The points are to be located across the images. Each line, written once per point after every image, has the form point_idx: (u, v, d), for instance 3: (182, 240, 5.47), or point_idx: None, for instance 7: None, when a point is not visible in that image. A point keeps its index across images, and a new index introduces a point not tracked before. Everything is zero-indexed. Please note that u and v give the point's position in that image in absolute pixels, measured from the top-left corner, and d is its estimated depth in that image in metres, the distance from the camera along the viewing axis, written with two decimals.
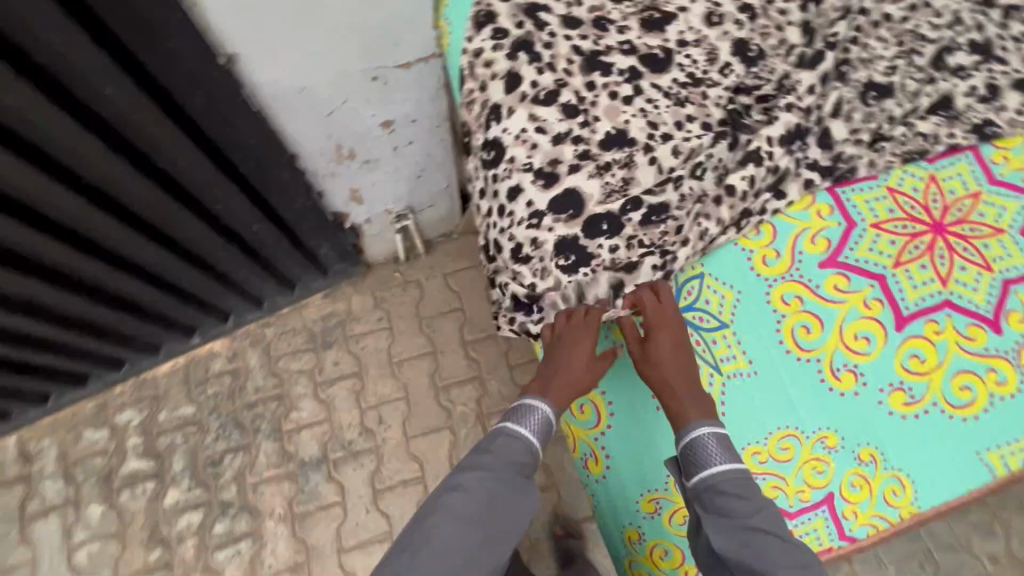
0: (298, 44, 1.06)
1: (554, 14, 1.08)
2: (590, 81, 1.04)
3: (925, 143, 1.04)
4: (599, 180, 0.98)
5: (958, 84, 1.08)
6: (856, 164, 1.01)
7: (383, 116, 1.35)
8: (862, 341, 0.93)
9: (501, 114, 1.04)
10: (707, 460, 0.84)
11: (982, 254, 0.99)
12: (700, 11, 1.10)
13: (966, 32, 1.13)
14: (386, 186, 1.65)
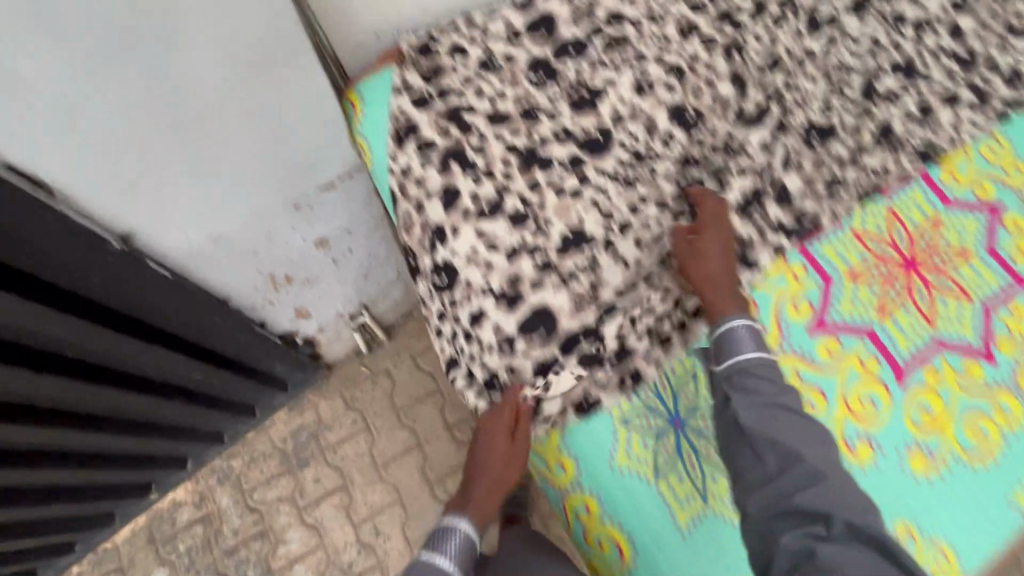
0: (204, 197, 0.94)
1: (480, 113, 1.01)
2: (534, 181, 0.97)
3: (877, 179, 1.02)
4: (566, 291, 0.91)
5: (892, 110, 1.08)
6: (814, 217, 0.99)
7: (315, 236, 1.24)
8: (868, 406, 0.89)
9: (446, 234, 0.95)
10: (738, 348, 0.84)
11: (957, 282, 0.97)
12: (628, 82, 1.05)
13: (886, 54, 1.13)
14: (333, 294, 1.53)
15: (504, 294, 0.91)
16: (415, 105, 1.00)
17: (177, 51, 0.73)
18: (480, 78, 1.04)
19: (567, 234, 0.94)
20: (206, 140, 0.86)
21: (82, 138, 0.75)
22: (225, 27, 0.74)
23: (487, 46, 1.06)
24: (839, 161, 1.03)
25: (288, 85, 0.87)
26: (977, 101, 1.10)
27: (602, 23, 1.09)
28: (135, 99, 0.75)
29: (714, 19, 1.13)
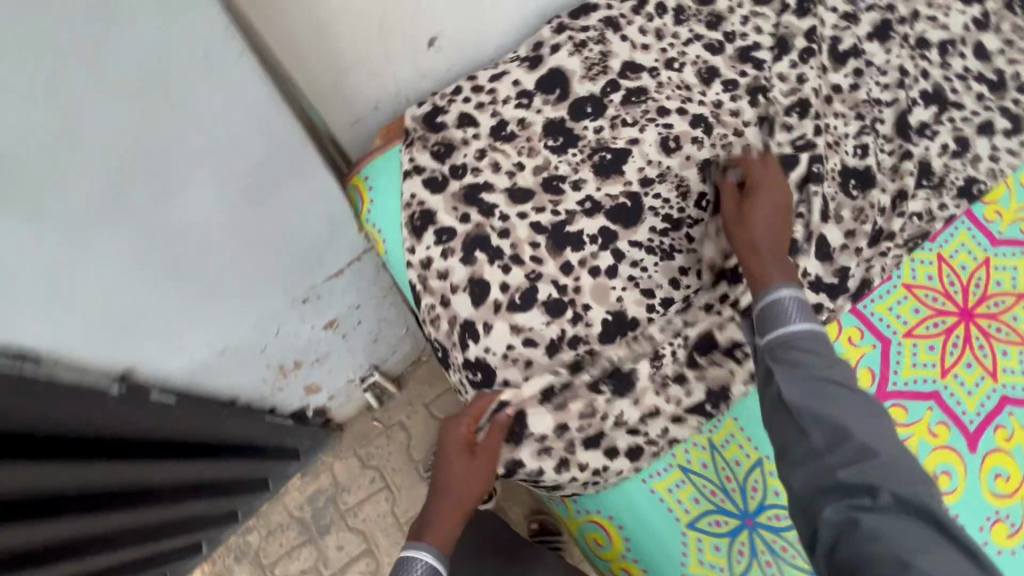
0: (209, 317, 0.85)
1: (499, 190, 0.93)
2: (565, 262, 0.90)
3: (921, 224, 0.97)
4: (609, 380, 0.87)
5: (928, 146, 1.02)
6: (862, 275, 0.94)
7: (325, 321, 1.15)
8: (944, 478, 0.84)
9: (478, 331, 0.87)
10: (784, 321, 0.75)
11: (1015, 328, 0.93)
12: (653, 139, 0.98)
13: (915, 82, 1.07)
14: (344, 364, 1.44)
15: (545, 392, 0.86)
16: (428, 189, 0.92)
17: (172, 188, 0.65)
18: (494, 150, 0.95)
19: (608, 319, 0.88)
20: (208, 264, 0.77)
21: (72, 293, 0.66)
22: (222, 153, 0.66)
23: (497, 111, 0.98)
24: (880, 207, 0.98)
25: (294, 194, 0.78)
26: (1013, 126, 1.05)
27: (618, 74, 1.01)
28: (127, 243, 0.66)
29: (733, 59, 1.06)
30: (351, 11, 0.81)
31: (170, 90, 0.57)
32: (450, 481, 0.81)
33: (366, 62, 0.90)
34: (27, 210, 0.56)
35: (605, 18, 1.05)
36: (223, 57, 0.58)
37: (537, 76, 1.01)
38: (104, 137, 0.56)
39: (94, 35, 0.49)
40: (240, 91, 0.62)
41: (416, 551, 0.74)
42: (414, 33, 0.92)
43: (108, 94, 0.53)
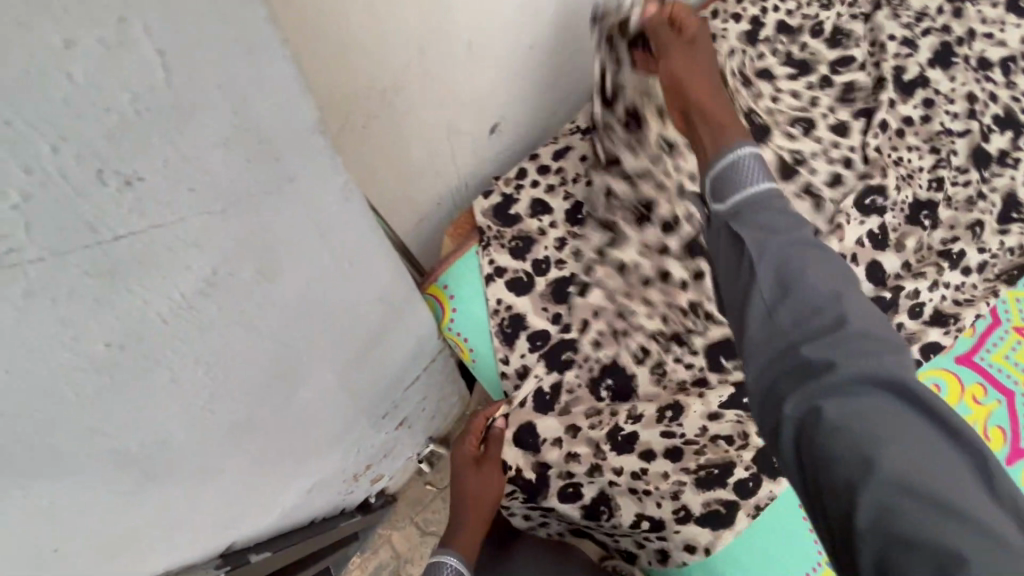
0: (306, 470, 0.75)
1: (580, 279, 0.88)
2: (615, 328, 0.88)
3: (1015, 257, 0.95)
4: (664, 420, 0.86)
5: (1012, 175, 0.99)
6: (936, 307, 0.90)
7: (397, 422, 1.06)
8: None
9: (552, 403, 0.87)
10: (745, 179, 0.57)
11: None
12: None
13: (987, 107, 1.03)
14: (406, 447, 1.35)
15: (595, 431, 0.87)
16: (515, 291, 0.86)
17: (296, 388, 0.52)
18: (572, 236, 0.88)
19: (664, 376, 0.88)
20: (312, 433, 0.66)
21: (192, 526, 0.53)
22: (346, 334, 0.54)
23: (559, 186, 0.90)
24: (960, 242, 0.95)
25: (398, 337, 0.68)
26: None
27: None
28: (245, 458, 0.53)
29: (802, 101, 0.99)
30: (423, 121, 0.73)
31: (315, 302, 0.44)
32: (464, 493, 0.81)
33: (433, 163, 0.82)
34: (162, 484, 0.43)
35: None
36: (366, 243, 0.45)
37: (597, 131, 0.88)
38: (246, 380, 0.43)
39: (256, 288, 0.37)
40: (375, 269, 0.49)
41: (442, 557, 0.75)
42: (479, 124, 0.84)
43: (258, 340, 0.41)
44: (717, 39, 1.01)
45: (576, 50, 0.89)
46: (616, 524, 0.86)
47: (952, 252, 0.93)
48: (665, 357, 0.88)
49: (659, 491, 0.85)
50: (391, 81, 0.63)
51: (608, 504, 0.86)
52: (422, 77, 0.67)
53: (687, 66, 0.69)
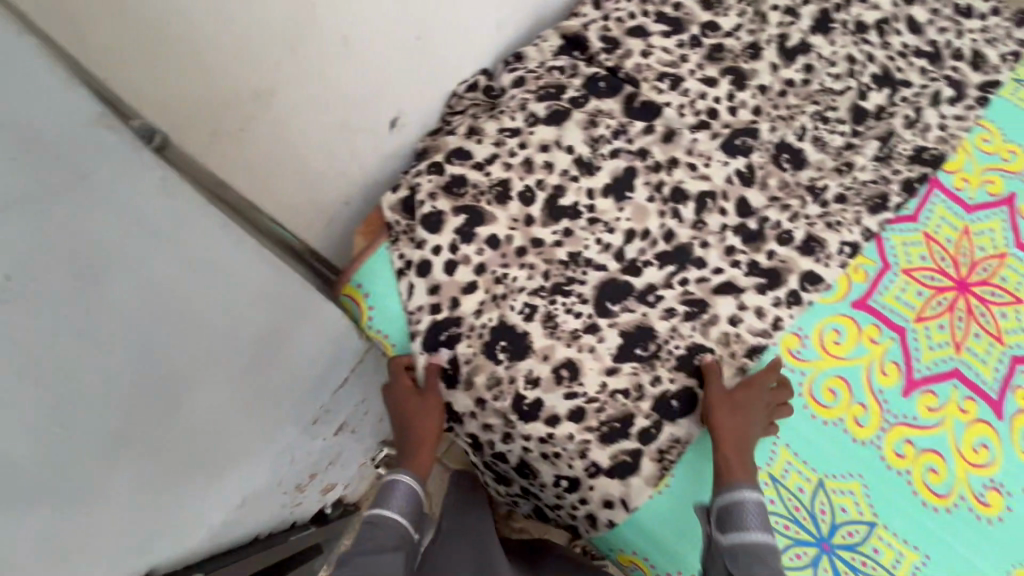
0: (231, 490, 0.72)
1: (476, 263, 0.88)
2: (494, 295, 0.88)
3: (879, 185, 1.01)
4: (558, 381, 0.86)
5: (890, 125, 1.06)
6: (804, 232, 0.95)
7: (335, 427, 1.05)
8: (982, 451, 0.88)
9: (457, 376, 0.86)
10: (747, 522, 0.69)
11: (1006, 289, 0.98)
12: (611, 165, 0.95)
13: (865, 67, 1.10)
14: (354, 454, 1.34)
15: (499, 403, 0.86)
16: (428, 289, 0.87)
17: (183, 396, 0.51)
18: (468, 228, 0.88)
19: (556, 328, 0.88)
20: (219, 449, 0.64)
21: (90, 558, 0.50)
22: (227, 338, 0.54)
23: (440, 180, 0.90)
24: (823, 177, 1.00)
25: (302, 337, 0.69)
26: (956, 94, 1.10)
27: (571, 103, 0.97)
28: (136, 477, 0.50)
29: (674, 57, 1.05)
30: (313, 123, 0.73)
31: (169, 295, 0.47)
32: (410, 419, 0.82)
33: (335, 165, 0.82)
34: (34, 506, 0.41)
35: (551, 51, 1.02)
36: (212, 237, 0.49)
37: (457, 138, 0.93)
38: (108, 397, 0.45)
39: (78, 291, 0.41)
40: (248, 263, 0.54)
41: (397, 475, 0.75)
42: (376, 121, 0.84)
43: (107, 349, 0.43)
44: (611, 23, 1.05)
45: (468, 38, 0.91)
46: (541, 485, 0.87)
47: (817, 186, 0.99)
48: (553, 310, 0.88)
49: (565, 449, 0.84)
50: (265, 82, 0.63)
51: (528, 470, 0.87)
52: (301, 76, 0.67)
53: (727, 444, 0.79)
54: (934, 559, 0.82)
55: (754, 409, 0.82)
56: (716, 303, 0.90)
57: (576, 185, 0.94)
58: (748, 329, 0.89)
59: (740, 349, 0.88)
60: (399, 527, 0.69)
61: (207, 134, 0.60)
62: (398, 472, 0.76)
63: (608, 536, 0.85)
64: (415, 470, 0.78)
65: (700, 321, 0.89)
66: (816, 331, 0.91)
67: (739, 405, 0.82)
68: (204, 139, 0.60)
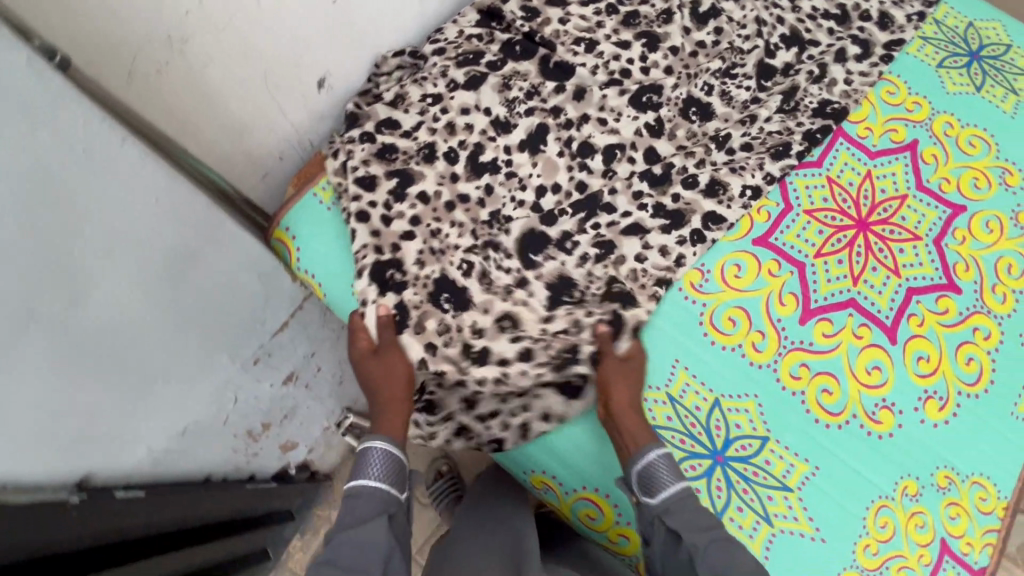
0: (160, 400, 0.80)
1: (409, 217, 0.96)
2: (431, 247, 0.95)
3: (782, 137, 1.07)
4: (485, 318, 0.92)
5: (796, 79, 1.13)
6: (710, 176, 1.03)
7: (283, 375, 1.13)
8: (875, 373, 0.93)
9: (405, 323, 0.91)
10: (662, 479, 0.78)
11: (906, 228, 1.04)
12: (524, 124, 1.03)
13: (773, 29, 1.17)
14: (317, 416, 1.40)
15: (450, 348, 0.91)
16: (371, 233, 0.94)
17: (86, 289, 0.61)
18: (400, 190, 0.97)
19: (490, 278, 0.95)
20: (141, 357, 0.73)
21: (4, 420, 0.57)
22: (128, 243, 0.64)
23: (373, 147, 0.98)
24: (728, 129, 1.09)
25: (214, 262, 0.77)
26: (862, 51, 1.15)
27: (488, 67, 1.05)
28: (38, 355, 0.58)
29: (590, 23, 1.12)
30: (230, 74, 0.81)
31: (58, 186, 0.54)
32: (376, 383, 0.87)
33: (263, 117, 0.90)
34: None
35: (470, 24, 1.11)
36: (93, 133, 0.56)
37: (384, 106, 1.01)
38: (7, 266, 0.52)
39: None
40: (146, 175, 0.62)
41: (370, 444, 0.79)
42: (301, 80, 0.92)
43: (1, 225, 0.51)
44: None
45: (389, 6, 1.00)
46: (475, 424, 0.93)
47: (720, 135, 1.07)
48: (485, 261, 0.96)
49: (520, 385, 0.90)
50: (175, 30, 0.71)
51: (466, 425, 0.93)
52: (212, 28, 0.75)
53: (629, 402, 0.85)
54: (823, 470, 0.87)
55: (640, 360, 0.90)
56: (622, 244, 0.98)
57: (493, 144, 1.02)
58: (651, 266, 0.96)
59: (649, 280, 0.96)
60: (382, 496, 0.75)
61: (121, 75, 0.70)
62: (367, 443, 0.80)
63: (512, 452, 0.91)
64: (388, 434, 0.82)
65: (610, 262, 0.97)
66: (717, 265, 0.97)
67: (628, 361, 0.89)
68: (120, 78, 0.70)
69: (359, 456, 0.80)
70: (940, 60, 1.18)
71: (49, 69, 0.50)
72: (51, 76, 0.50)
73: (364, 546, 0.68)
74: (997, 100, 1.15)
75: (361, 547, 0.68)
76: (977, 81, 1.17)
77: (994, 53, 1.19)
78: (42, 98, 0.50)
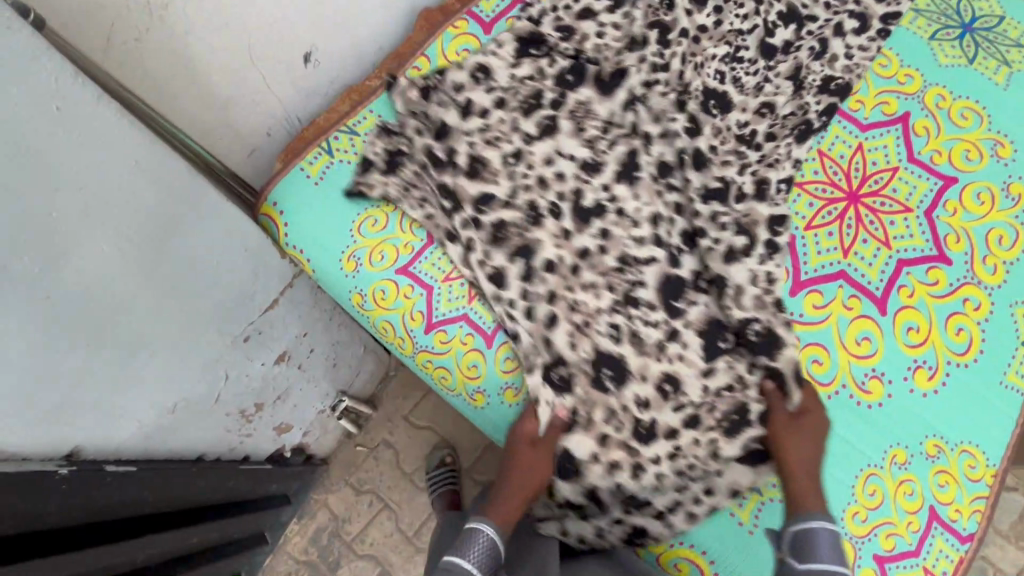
0: (149, 373, 0.80)
1: (546, 293, 0.88)
2: (578, 322, 0.88)
3: (800, 117, 0.99)
4: (635, 393, 0.86)
5: (797, 56, 1.04)
6: (753, 185, 0.97)
7: (275, 354, 1.13)
8: (865, 343, 0.93)
9: (574, 419, 0.85)
10: (819, 552, 0.72)
11: (896, 200, 1.03)
12: (617, 159, 0.95)
13: (771, 4, 1.08)
14: (310, 400, 1.40)
15: (619, 433, 0.85)
16: (518, 330, 0.87)
17: (67, 253, 0.61)
18: (528, 266, 0.89)
19: (644, 343, 0.88)
20: (128, 326, 0.72)
21: None
22: (107, 208, 0.63)
23: (482, 231, 0.90)
24: (749, 122, 0.99)
25: (200, 233, 0.77)
26: (861, 25, 1.13)
27: (552, 105, 0.98)
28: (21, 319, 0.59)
29: (624, 29, 1.03)
30: (213, 44, 0.81)
31: (26, 141, 0.54)
32: (512, 465, 0.85)
33: (245, 87, 0.89)
34: None
35: (510, 57, 1.01)
36: (70, 93, 0.55)
37: (462, 175, 0.93)
38: None
39: None
40: (124, 134, 0.61)
41: (480, 525, 0.79)
42: (284, 52, 0.91)
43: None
44: (560, 11, 1.04)
45: None
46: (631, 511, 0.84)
47: (746, 134, 0.99)
48: (634, 323, 0.88)
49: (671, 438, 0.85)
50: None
51: (637, 530, 0.83)
52: None
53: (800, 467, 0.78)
54: None
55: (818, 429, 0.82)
56: (731, 273, 0.89)
57: (591, 186, 0.94)
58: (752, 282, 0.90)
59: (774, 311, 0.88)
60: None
61: (100, 42, 0.70)
62: (477, 524, 0.79)
63: (504, 425, 0.89)
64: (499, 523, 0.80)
65: (727, 296, 0.89)
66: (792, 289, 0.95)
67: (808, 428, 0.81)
68: (97, 44, 0.70)
69: (468, 529, 0.80)
70: (932, 33, 1.17)
71: (19, 24, 0.50)
72: (18, 25, 0.50)
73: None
74: (990, 72, 1.14)
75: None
76: (969, 53, 1.16)
77: (987, 25, 1.18)
78: (18, 56, 0.51)
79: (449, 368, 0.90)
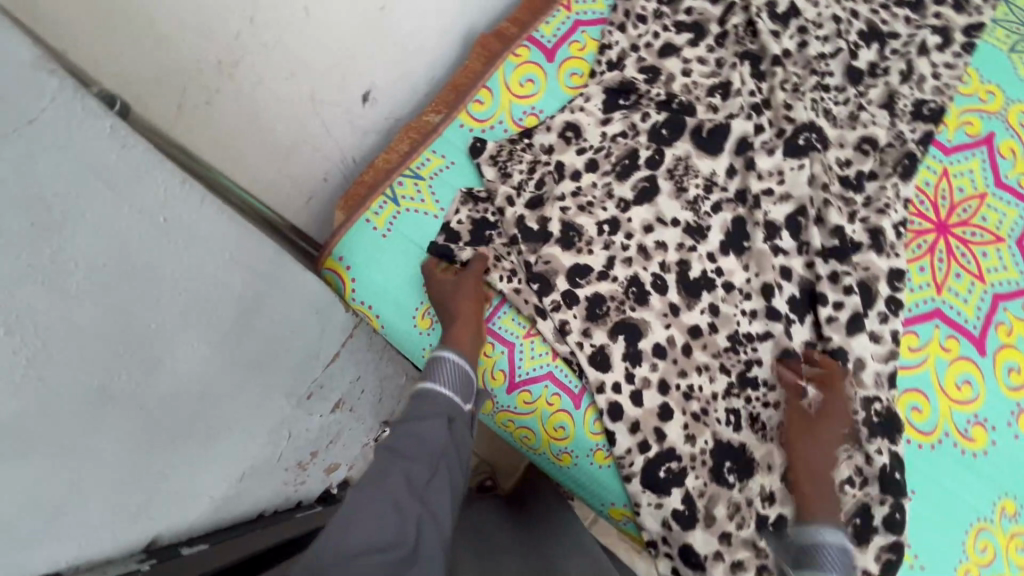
0: (238, 463, 0.72)
1: (657, 383, 0.86)
2: (694, 413, 0.85)
3: (898, 148, 0.98)
4: (761, 486, 0.82)
5: (887, 81, 1.04)
6: (865, 232, 0.93)
7: (331, 404, 1.08)
8: (965, 387, 0.88)
9: (694, 516, 0.82)
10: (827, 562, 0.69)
11: (986, 228, 0.98)
12: (718, 225, 0.93)
13: (850, 25, 1.07)
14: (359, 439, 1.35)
15: (745, 531, 0.81)
16: (630, 428, 0.83)
17: (158, 357, 0.55)
18: (633, 348, 0.86)
19: (765, 428, 0.85)
20: (214, 416, 0.65)
21: (83, 504, 0.52)
22: (187, 301, 0.57)
23: (581, 308, 0.88)
24: (851, 160, 0.98)
25: (280, 307, 0.72)
26: (943, 41, 1.07)
27: (647, 164, 0.95)
28: (120, 435, 0.54)
29: (712, 66, 1.02)
30: (280, 97, 0.76)
31: (125, 250, 0.50)
32: (451, 304, 0.83)
33: (308, 138, 0.84)
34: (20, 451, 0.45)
35: (598, 110, 0.98)
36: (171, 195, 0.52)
37: (554, 244, 0.90)
38: (90, 342, 0.48)
39: (35, 250, 0.43)
40: (215, 227, 0.58)
41: (439, 353, 0.73)
42: (349, 97, 0.86)
43: (66, 294, 0.46)
44: (641, 50, 1.02)
45: (432, 7, 0.91)
46: None
47: (850, 176, 0.97)
48: (753, 409, 0.85)
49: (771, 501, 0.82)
50: (226, 53, 0.67)
51: None
52: (262, 47, 0.70)
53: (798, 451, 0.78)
54: (919, 493, 0.84)
55: (837, 438, 0.81)
56: (853, 346, 0.86)
57: (698, 253, 0.92)
58: (872, 356, 0.87)
59: (882, 382, 0.86)
60: (449, 402, 0.68)
61: (172, 107, 0.67)
62: (442, 352, 0.74)
63: (589, 484, 0.86)
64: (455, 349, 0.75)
65: (850, 373, 0.86)
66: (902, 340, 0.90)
67: (820, 437, 0.80)
68: (168, 107, 0.66)
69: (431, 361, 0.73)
70: (1012, 44, 1.10)
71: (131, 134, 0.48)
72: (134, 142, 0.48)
73: (420, 439, 0.64)
74: None
75: (423, 443, 0.63)
76: None
77: None
78: (123, 169, 0.48)
79: (533, 428, 0.86)
